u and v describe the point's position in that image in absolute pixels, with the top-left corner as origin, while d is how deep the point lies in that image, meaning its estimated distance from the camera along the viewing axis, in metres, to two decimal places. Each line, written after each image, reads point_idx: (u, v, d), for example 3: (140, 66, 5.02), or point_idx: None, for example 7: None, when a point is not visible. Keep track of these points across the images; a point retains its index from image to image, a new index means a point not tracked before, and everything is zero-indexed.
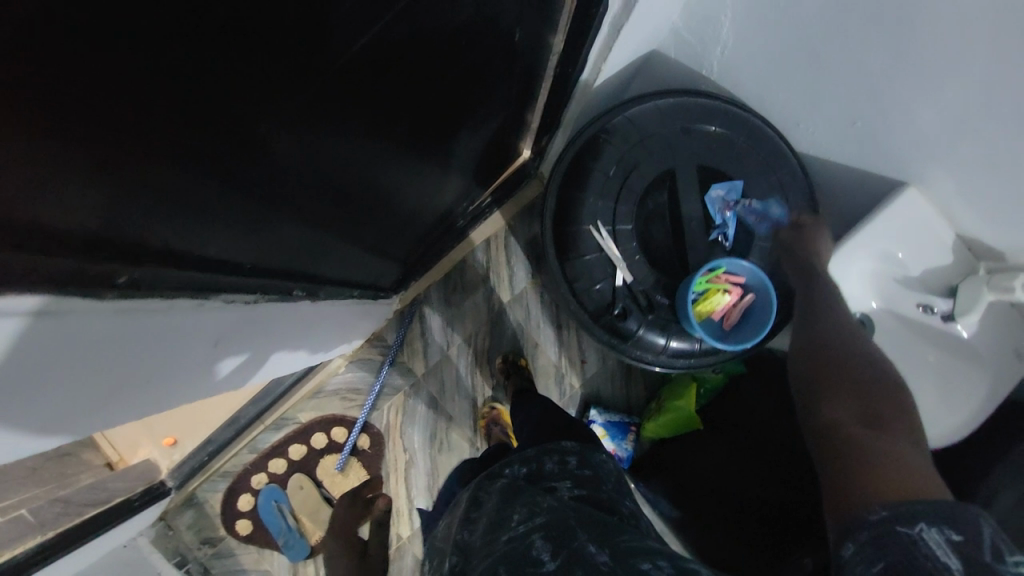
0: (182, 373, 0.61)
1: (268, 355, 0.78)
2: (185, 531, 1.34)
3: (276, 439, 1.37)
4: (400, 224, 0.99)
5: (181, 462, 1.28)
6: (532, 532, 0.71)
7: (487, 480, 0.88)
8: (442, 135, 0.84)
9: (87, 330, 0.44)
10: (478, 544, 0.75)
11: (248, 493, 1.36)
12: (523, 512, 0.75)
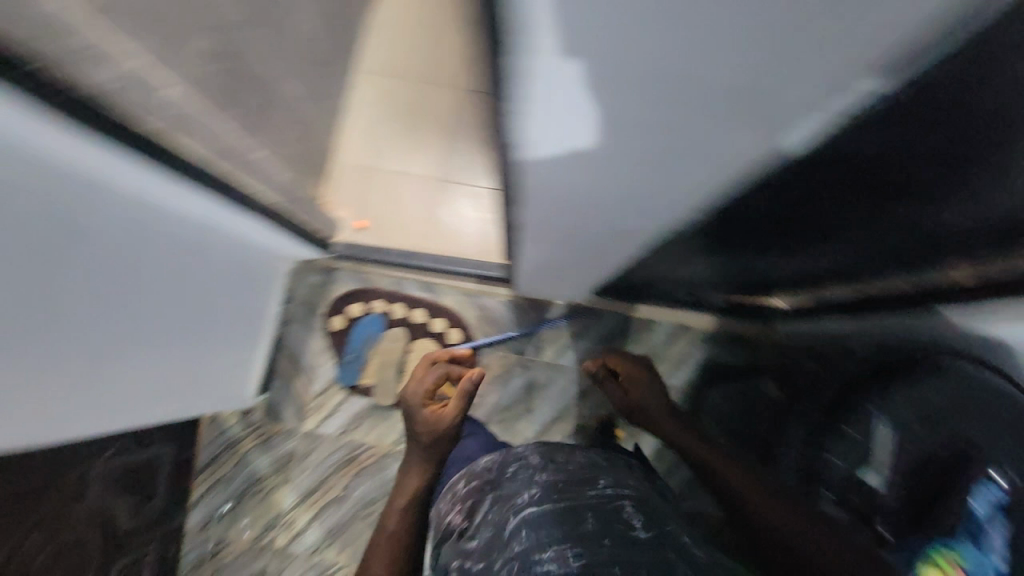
0: (589, 193, 0.58)
1: (586, 228, 0.72)
2: (302, 285, 1.47)
3: (413, 294, 1.48)
4: (691, 255, 0.97)
5: (356, 244, 1.47)
6: (617, 497, 0.78)
7: (553, 446, 0.94)
8: (829, 225, 0.74)
9: (728, 128, 0.40)
10: (558, 487, 0.79)
11: (361, 306, 1.47)
12: (603, 482, 0.82)
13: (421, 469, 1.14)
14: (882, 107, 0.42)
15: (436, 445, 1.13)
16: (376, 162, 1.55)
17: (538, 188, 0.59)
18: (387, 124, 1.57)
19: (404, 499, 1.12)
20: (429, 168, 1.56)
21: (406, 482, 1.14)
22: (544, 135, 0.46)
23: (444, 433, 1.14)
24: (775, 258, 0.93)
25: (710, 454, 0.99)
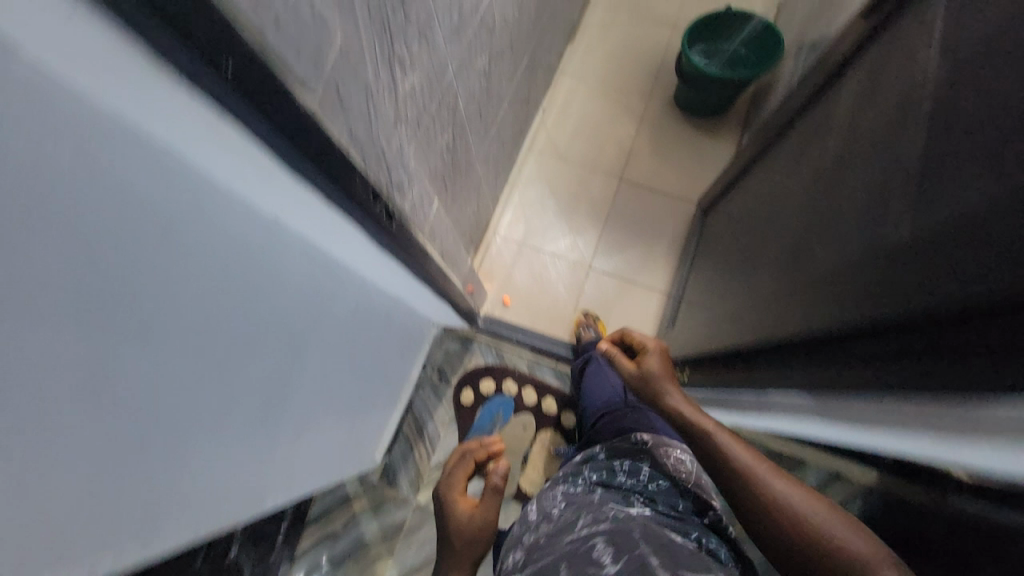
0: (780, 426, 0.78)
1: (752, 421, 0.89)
2: (439, 350, 1.48)
3: (546, 379, 1.45)
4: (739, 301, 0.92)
5: (499, 319, 1.48)
6: (598, 528, 0.76)
7: (615, 458, 0.99)
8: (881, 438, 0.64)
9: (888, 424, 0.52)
10: (566, 523, 0.81)
11: (493, 383, 1.45)
12: (607, 507, 0.83)
13: (472, 535, 0.93)
14: (930, 364, 0.47)
15: (470, 537, 0.92)
16: (527, 239, 1.58)
17: (770, 418, 0.81)
18: (543, 205, 1.61)
19: (470, 541, 0.92)
20: (578, 254, 1.56)
21: (458, 528, 0.95)
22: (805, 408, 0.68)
23: (471, 524, 0.95)
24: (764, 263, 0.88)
25: (736, 443, 0.71)
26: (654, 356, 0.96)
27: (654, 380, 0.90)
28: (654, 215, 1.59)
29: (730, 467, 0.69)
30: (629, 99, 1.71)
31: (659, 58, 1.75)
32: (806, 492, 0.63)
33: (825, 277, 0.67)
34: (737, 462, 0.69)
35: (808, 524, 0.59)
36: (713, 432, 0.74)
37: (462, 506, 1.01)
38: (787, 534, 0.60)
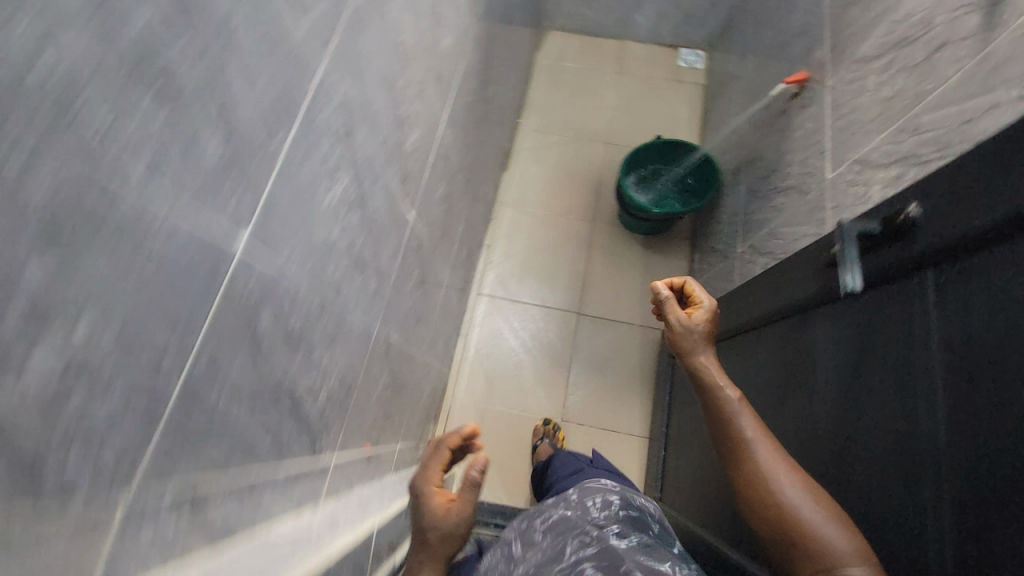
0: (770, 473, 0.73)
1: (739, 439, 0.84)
2: None
3: None
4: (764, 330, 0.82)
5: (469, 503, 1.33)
6: (578, 560, 0.67)
7: (551, 505, 0.86)
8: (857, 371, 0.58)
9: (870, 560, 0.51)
10: (525, 558, 0.74)
11: None
12: (569, 539, 0.73)
13: (439, 556, 0.74)
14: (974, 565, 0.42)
15: (439, 536, 0.74)
16: (487, 398, 1.44)
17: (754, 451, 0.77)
18: (500, 355, 1.49)
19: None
20: (546, 406, 1.44)
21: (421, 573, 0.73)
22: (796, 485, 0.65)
23: (443, 520, 0.74)
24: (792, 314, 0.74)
25: (767, 449, 0.61)
26: (704, 313, 0.80)
27: (686, 335, 0.77)
28: (618, 349, 1.50)
29: (742, 451, 0.62)
30: (573, 221, 1.65)
31: (597, 175, 1.71)
32: (843, 527, 0.53)
33: (820, 383, 0.65)
34: (757, 460, 0.60)
35: (824, 559, 0.52)
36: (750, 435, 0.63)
37: (442, 503, 0.75)
38: (792, 534, 0.54)
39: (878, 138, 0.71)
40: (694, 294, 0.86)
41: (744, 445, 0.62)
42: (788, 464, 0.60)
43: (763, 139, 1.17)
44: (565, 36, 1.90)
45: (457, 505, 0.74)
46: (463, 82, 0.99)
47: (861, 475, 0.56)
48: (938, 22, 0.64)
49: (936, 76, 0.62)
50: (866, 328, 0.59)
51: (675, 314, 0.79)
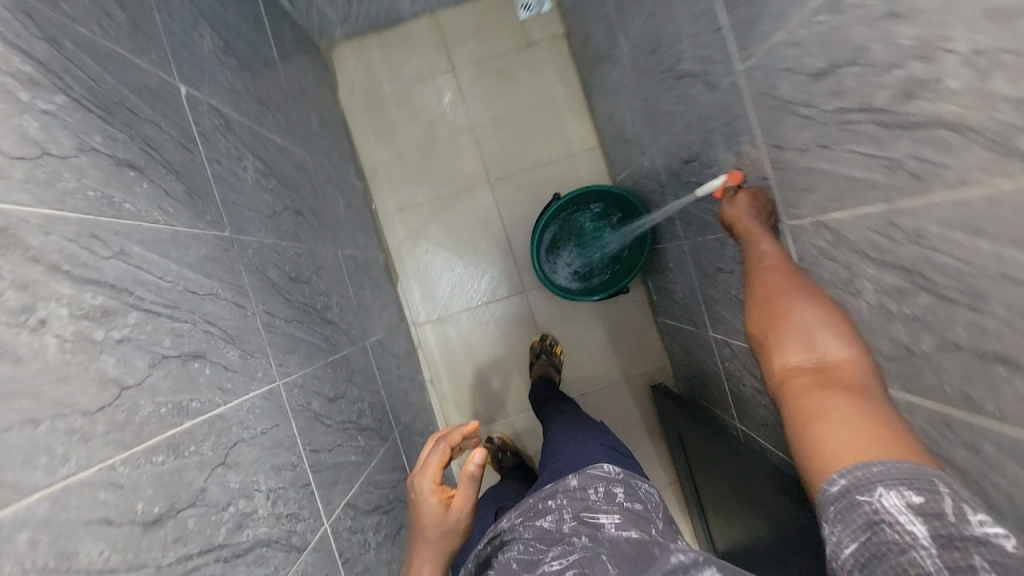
0: None
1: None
2: None
3: None
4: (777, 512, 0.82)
5: None
6: (565, 566, 0.59)
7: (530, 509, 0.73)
8: None
9: None
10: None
11: None
12: (553, 557, 0.61)
13: (436, 555, 0.66)
14: None
15: (438, 536, 0.66)
16: None
17: None
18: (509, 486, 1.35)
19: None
20: None
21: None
22: None
23: (444, 522, 0.67)
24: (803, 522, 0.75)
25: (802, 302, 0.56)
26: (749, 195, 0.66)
27: (738, 215, 0.66)
28: (619, 417, 1.35)
29: (767, 329, 0.57)
30: (504, 303, 1.34)
31: (500, 228, 1.33)
32: (856, 376, 0.50)
33: None
34: (780, 274, 0.60)
35: (852, 444, 0.44)
36: (765, 246, 0.62)
37: (439, 505, 0.67)
38: (797, 419, 0.49)
39: (908, 400, 0.51)
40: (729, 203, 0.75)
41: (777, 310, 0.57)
42: (824, 309, 0.55)
43: (695, 208, 0.88)
44: (358, 50, 1.31)
45: (458, 499, 0.67)
46: (309, 435, 0.66)
47: None
48: (994, 310, 0.39)
49: (1005, 405, 0.41)
50: None
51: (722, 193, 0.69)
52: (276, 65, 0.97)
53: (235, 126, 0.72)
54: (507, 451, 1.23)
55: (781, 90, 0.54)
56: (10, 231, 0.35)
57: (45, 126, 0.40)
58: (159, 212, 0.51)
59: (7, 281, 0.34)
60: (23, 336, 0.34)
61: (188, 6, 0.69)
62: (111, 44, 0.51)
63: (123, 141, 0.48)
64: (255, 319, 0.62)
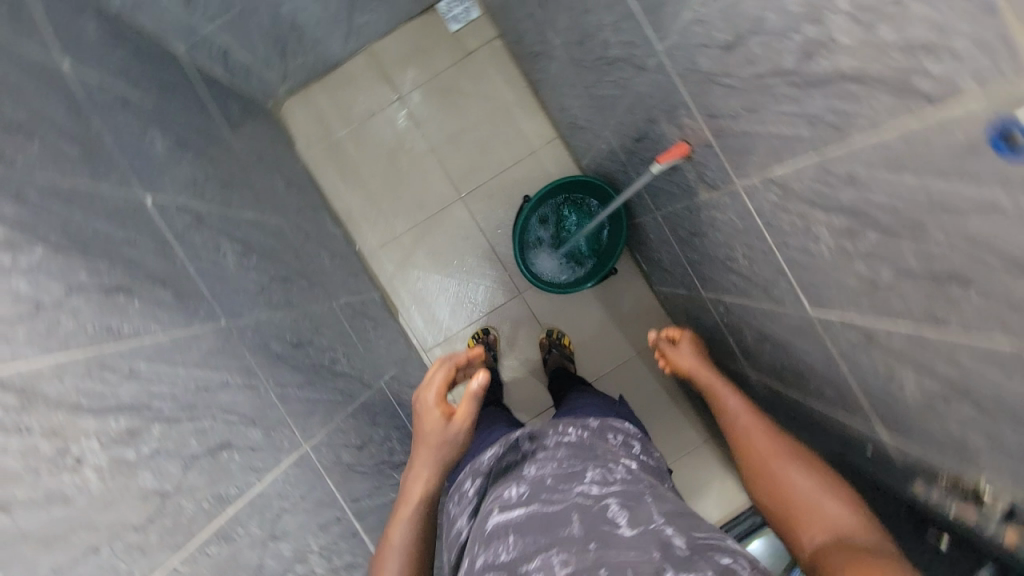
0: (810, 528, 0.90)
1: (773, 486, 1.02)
2: None
3: None
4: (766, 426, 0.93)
5: None
6: (601, 493, 0.60)
7: (551, 431, 0.75)
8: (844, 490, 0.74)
9: None
10: (492, 537, 0.58)
11: None
12: (584, 479, 0.63)
13: (436, 462, 0.68)
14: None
15: (438, 444, 0.69)
16: None
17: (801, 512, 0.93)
18: None
19: (419, 510, 0.66)
20: None
21: (421, 484, 0.67)
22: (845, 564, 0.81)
23: (446, 433, 0.69)
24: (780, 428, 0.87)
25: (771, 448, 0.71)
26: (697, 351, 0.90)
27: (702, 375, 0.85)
28: (641, 390, 1.37)
29: (767, 490, 0.68)
30: (505, 308, 1.36)
31: (483, 238, 1.35)
32: (845, 526, 0.59)
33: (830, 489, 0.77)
34: (752, 444, 0.73)
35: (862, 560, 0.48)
36: (731, 410, 0.78)
37: (443, 417, 0.70)
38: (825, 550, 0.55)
39: (885, 327, 0.53)
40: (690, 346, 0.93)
41: (757, 466, 0.71)
42: (794, 455, 0.69)
43: (658, 182, 0.89)
44: (306, 101, 1.33)
45: (461, 412, 0.69)
46: (345, 489, 0.70)
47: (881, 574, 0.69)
48: (937, 237, 0.40)
49: (970, 321, 0.42)
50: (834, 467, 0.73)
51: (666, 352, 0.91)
52: (230, 142, 1.00)
53: (206, 216, 0.76)
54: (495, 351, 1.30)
55: (702, 63, 0.56)
56: (28, 388, 0.38)
57: (32, 281, 0.43)
58: (155, 324, 0.54)
59: (38, 433, 0.37)
60: (66, 476, 0.37)
61: (133, 118, 0.72)
62: (70, 181, 0.54)
63: (105, 269, 0.52)
64: (269, 394, 0.65)
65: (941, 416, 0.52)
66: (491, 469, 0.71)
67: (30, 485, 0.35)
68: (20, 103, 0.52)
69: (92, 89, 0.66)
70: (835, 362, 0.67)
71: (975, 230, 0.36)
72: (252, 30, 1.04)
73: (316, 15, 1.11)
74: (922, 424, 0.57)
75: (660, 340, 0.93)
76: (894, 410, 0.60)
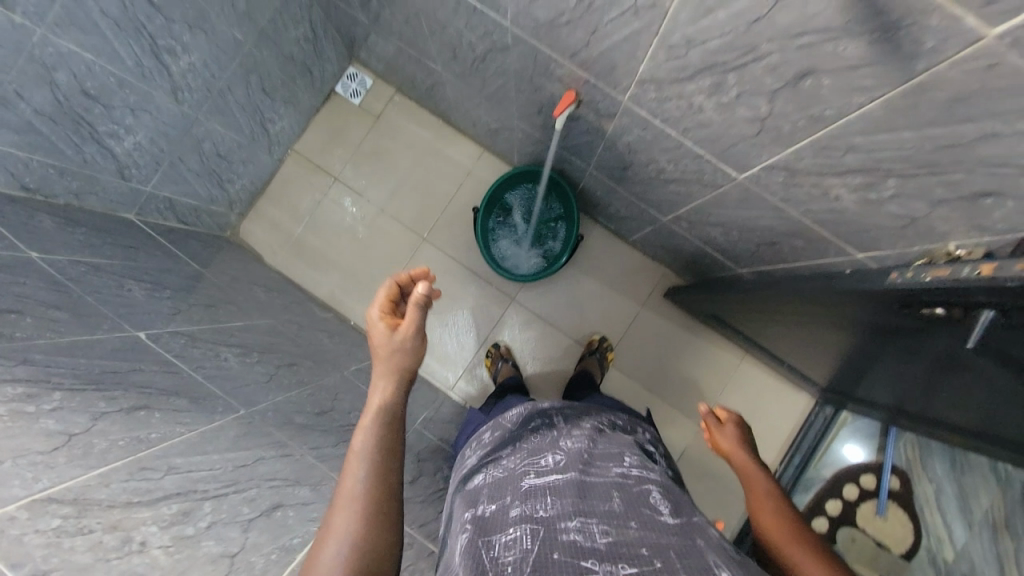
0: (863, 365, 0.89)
1: (807, 352, 1.02)
2: None
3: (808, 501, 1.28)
4: (759, 300, 0.95)
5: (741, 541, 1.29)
6: (643, 481, 0.59)
7: (587, 418, 0.77)
8: (837, 316, 0.75)
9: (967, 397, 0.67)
10: (529, 494, 0.56)
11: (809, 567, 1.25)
12: (622, 462, 0.64)
13: (395, 370, 0.63)
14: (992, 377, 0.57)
15: (391, 354, 0.64)
16: None
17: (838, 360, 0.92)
18: None
19: (380, 422, 0.59)
20: (681, 431, 1.36)
21: (377, 391, 0.62)
22: (899, 374, 0.81)
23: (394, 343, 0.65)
24: (769, 295, 0.89)
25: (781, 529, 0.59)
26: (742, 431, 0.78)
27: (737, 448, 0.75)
28: (659, 335, 1.39)
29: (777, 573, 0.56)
30: (505, 319, 1.40)
31: (458, 266, 1.41)
32: None
33: (836, 324, 0.78)
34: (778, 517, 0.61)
35: None
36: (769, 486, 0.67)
37: (388, 328, 0.66)
38: None
39: (792, 152, 0.57)
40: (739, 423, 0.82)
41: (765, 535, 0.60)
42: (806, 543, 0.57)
43: (573, 138, 0.96)
44: (257, 217, 1.43)
45: (405, 322, 0.65)
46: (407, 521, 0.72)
47: (927, 369, 0.70)
48: (769, 50, 0.46)
49: (834, 102, 0.47)
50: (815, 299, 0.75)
51: (709, 425, 0.80)
52: (203, 272, 1.09)
53: (199, 334, 0.82)
54: (509, 359, 1.32)
55: (541, 16, 0.64)
56: (82, 497, 0.44)
57: (59, 418, 0.49)
58: (180, 425, 0.59)
59: (100, 529, 0.42)
60: (135, 557, 0.42)
61: (108, 277, 0.80)
62: (68, 338, 0.60)
63: (121, 394, 0.57)
64: (305, 457, 0.69)
65: (883, 202, 0.55)
66: (521, 436, 0.73)
67: (103, 571, 0.40)
68: (7, 292, 0.60)
69: (64, 266, 0.74)
70: (785, 212, 0.70)
71: (789, 24, 0.43)
72: (187, 175, 1.15)
73: (235, 141, 1.22)
74: (875, 223, 0.59)
75: (706, 414, 0.81)
76: (849, 225, 0.63)
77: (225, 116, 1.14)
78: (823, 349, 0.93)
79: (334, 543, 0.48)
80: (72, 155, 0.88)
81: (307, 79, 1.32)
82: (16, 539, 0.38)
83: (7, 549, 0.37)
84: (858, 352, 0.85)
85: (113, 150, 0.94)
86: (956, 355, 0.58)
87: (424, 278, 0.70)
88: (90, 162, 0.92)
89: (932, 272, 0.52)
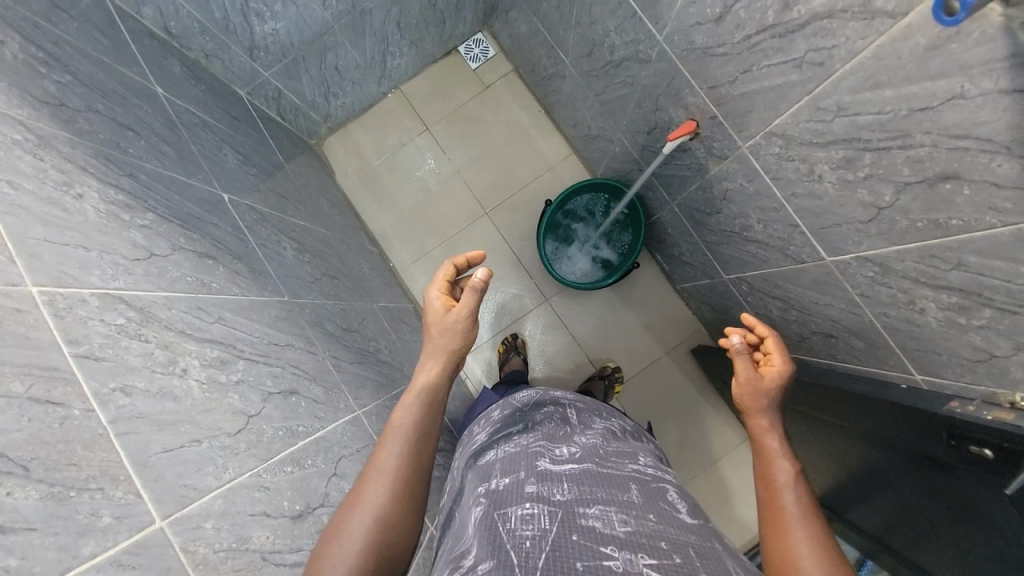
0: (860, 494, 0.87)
1: (812, 458, 1.01)
2: None
3: None
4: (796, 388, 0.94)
5: None
6: (658, 481, 0.59)
7: (594, 414, 0.78)
8: (865, 428, 0.74)
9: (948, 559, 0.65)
10: (545, 477, 0.56)
11: None
12: (639, 463, 0.64)
13: (442, 351, 0.64)
14: (988, 541, 0.56)
15: (440, 334, 0.65)
16: None
17: (842, 475, 0.90)
18: None
19: (421, 402, 0.60)
20: None
21: (426, 369, 0.63)
22: (889, 515, 0.79)
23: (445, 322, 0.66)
24: (810, 387, 0.88)
25: (812, 558, 0.54)
26: (776, 373, 0.69)
27: (757, 401, 0.68)
28: (671, 388, 1.38)
29: None
30: (533, 314, 1.41)
31: (509, 250, 1.43)
32: None
33: (857, 438, 0.77)
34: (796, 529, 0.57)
35: None
36: (790, 479, 0.61)
37: (443, 307, 0.66)
38: None
39: (894, 251, 0.57)
40: (764, 348, 0.73)
41: (789, 555, 0.55)
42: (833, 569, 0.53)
43: (670, 168, 0.97)
44: (344, 137, 1.48)
45: (460, 304, 0.65)
46: None
47: (925, 521, 0.68)
48: (920, 140, 0.46)
49: (965, 213, 0.46)
50: (858, 404, 0.75)
51: (743, 366, 0.69)
52: (283, 166, 1.13)
53: (268, 217, 0.86)
54: (521, 353, 1.33)
55: (697, 39, 0.66)
56: (146, 309, 0.46)
57: (146, 236, 0.52)
58: (236, 287, 0.62)
59: (154, 343, 0.45)
60: (174, 380, 0.45)
61: (212, 137, 0.85)
62: (169, 172, 0.64)
63: (198, 239, 0.60)
64: (326, 362, 0.71)
65: (966, 330, 0.54)
66: (534, 418, 0.74)
67: (146, 379, 0.43)
68: (131, 112, 0.64)
69: (181, 111, 0.79)
70: (857, 307, 0.69)
71: (952, 122, 0.43)
72: (302, 75, 1.20)
73: (356, 62, 1.27)
74: (948, 349, 0.59)
75: (741, 346, 0.70)
76: (919, 341, 0.62)
77: (356, 36, 1.19)
78: (831, 460, 0.91)
79: (358, 514, 0.51)
80: (217, 16, 0.94)
81: (438, 29, 1.36)
82: (81, 320, 0.40)
83: (72, 325, 0.39)
84: (862, 479, 0.83)
85: (252, 28, 0.99)
86: (972, 504, 0.57)
87: (479, 261, 0.72)
88: (230, 30, 0.97)
89: (995, 413, 0.54)
